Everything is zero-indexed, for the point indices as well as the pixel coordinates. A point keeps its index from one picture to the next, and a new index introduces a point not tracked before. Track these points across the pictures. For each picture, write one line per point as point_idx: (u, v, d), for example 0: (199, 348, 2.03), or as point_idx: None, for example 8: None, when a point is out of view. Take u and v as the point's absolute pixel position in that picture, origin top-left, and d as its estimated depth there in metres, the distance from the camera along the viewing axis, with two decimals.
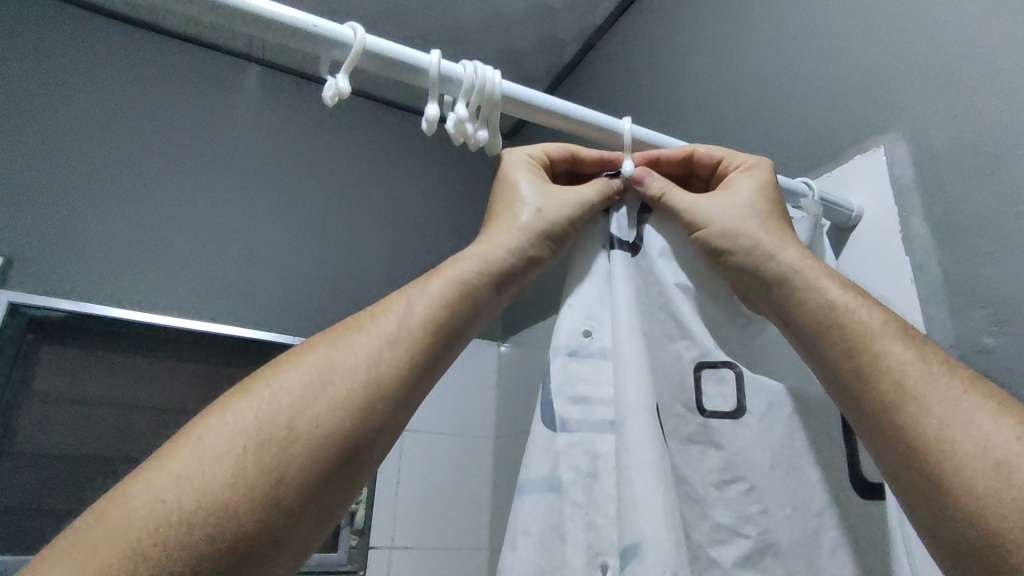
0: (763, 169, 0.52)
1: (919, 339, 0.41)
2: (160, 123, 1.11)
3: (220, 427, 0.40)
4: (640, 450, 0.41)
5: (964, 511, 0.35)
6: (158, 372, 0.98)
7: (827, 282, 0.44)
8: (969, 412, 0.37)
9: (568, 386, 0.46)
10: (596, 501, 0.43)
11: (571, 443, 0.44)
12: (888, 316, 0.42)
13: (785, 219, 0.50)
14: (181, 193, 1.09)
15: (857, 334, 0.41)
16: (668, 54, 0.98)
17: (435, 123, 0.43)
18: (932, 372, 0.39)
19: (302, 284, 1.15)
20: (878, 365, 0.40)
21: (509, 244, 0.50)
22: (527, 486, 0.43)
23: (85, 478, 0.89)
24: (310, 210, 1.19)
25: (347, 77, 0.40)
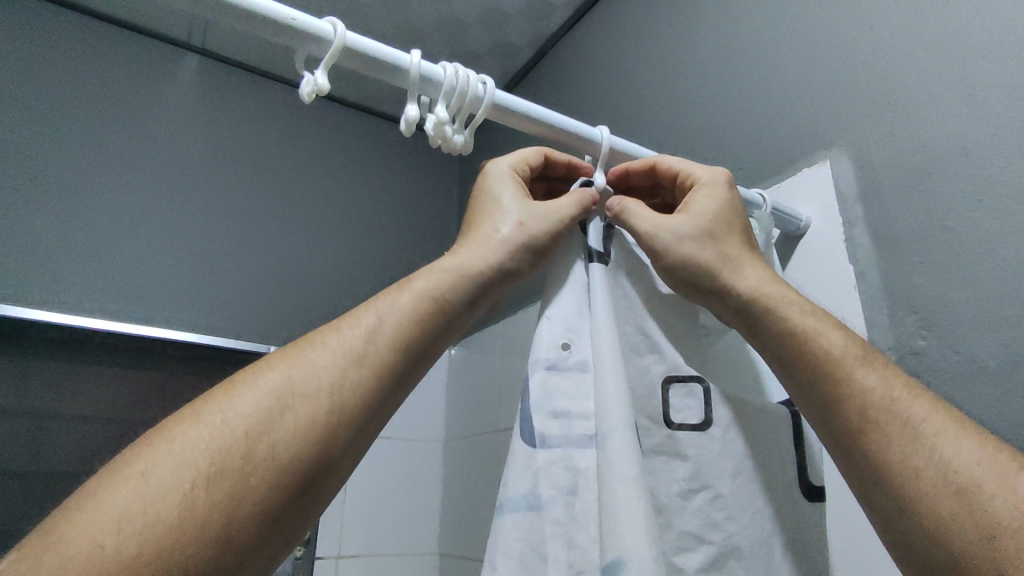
0: (721, 182, 0.51)
1: (878, 362, 0.42)
2: (85, 111, 1.03)
3: (170, 458, 0.37)
4: (623, 467, 0.39)
5: (929, 536, 0.36)
6: (80, 377, 0.91)
7: (787, 308, 0.45)
8: (932, 437, 0.38)
9: (548, 400, 0.42)
10: (577, 519, 0.39)
11: (551, 460, 0.41)
12: (847, 341, 0.43)
13: (744, 236, 0.50)
14: (108, 186, 1.02)
15: (822, 362, 0.42)
16: (620, 64, 1.00)
17: (414, 123, 0.42)
18: (894, 398, 0.40)
19: (244, 284, 1.10)
20: (842, 391, 0.41)
21: (487, 259, 0.48)
22: (507, 505, 0.39)
23: None
24: (252, 208, 1.15)
25: (325, 73, 0.39)
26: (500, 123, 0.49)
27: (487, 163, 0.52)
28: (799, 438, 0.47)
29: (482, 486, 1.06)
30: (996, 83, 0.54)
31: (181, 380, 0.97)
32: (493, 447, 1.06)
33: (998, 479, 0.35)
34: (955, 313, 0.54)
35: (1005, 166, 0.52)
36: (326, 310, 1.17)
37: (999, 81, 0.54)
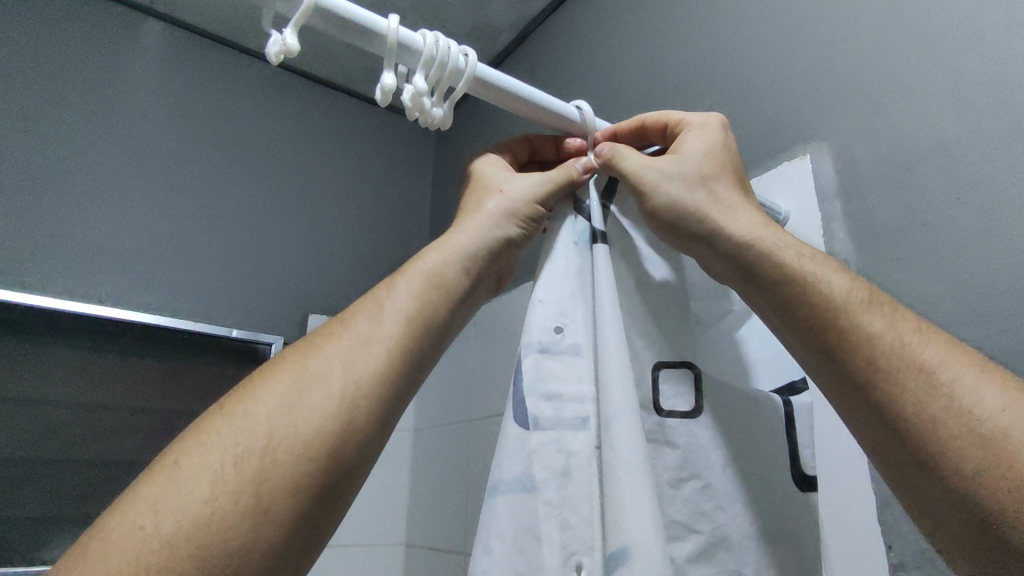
0: (713, 125, 0.49)
1: (885, 303, 0.40)
2: (35, 76, 0.97)
3: (196, 446, 0.35)
4: (627, 450, 0.37)
5: (951, 481, 0.34)
6: (34, 359, 0.85)
7: (787, 251, 0.43)
8: (952, 381, 0.36)
9: (540, 382, 0.41)
10: (570, 501, 0.38)
11: (544, 442, 0.39)
12: (852, 284, 0.41)
13: (742, 181, 0.48)
14: (62, 157, 0.96)
15: (827, 309, 0.40)
16: (601, 51, 0.99)
17: (390, 93, 0.40)
18: (905, 342, 0.38)
19: (207, 265, 1.05)
20: (851, 338, 0.39)
21: (490, 226, 0.47)
22: (499, 487, 0.38)
23: None
24: (217, 187, 1.09)
25: (295, 34, 0.36)
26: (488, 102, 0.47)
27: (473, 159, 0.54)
28: (790, 427, 0.47)
29: (452, 476, 1.04)
30: (975, 81, 0.55)
31: (147, 366, 0.93)
32: (464, 437, 1.04)
33: None
34: (932, 308, 0.54)
35: (990, 163, 0.53)
36: (294, 295, 1.13)
37: (983, 77, 0.54)
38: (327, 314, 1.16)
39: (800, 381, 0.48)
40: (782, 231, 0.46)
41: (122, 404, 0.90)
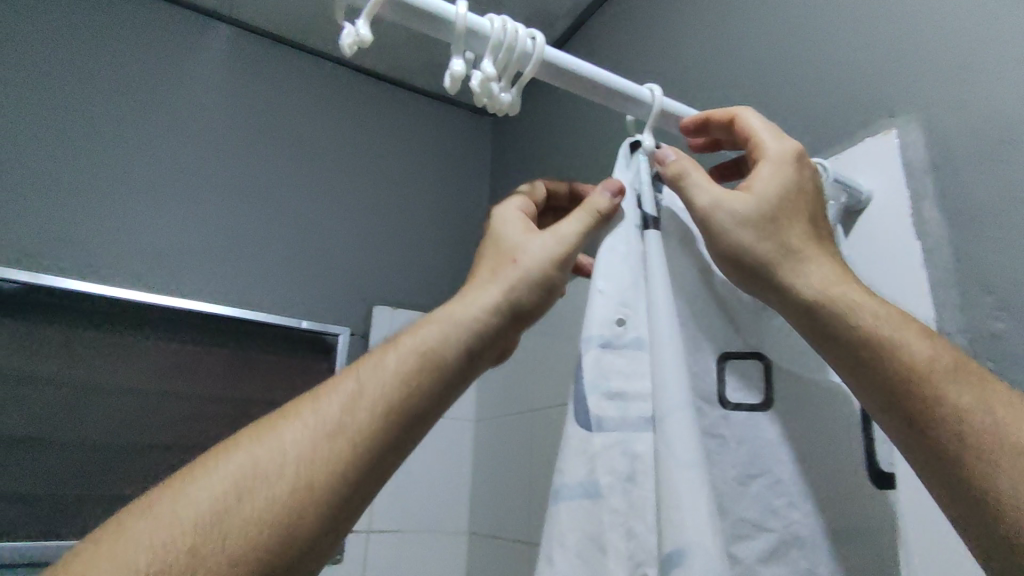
0: (792, 155, 0.45)
1: (976, 374, 0.36)
2: (119, 84, 1.04)
3: (108, 549, 0.32)
4: (682, 449, 0.36)
5: None
6: (119, 348, 0.93)
7: (862, 309, 0.40)
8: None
9: (602, 380, 0.39)
10: (636, 507, 0.36)
11: (609, 445, 0.37)
12: (937, 350, 0.37)
13: (815, 221, 0.44)
14: (144, 159, 1.04)
15: (908, 375, 0.37)
16: (664, 33, 0.96)
17: (459, 79, 0.39)
18: (1002, 418, 0.35)
19: (277, 260, 1.10)
20: (939, 410, 0.36)
21: (489, 302, 0.43)
22: (562, 492, 0.36)
23: (26, 463, 0.84)
24: (284, 184, 1.14)
25: (366, 24, 0.36)
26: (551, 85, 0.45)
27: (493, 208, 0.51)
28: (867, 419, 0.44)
29: (513, 466, 1.05)
30: None
31: (217, 355, 0.99)
32: (524, 428, 1.04)
33: None
34: None
35: None
36: (358, 288, 1.17)
37: None
38: (389, 306, 1.18)
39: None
40: (854, 283, 0.42)
41: (196, 391, 0.96)
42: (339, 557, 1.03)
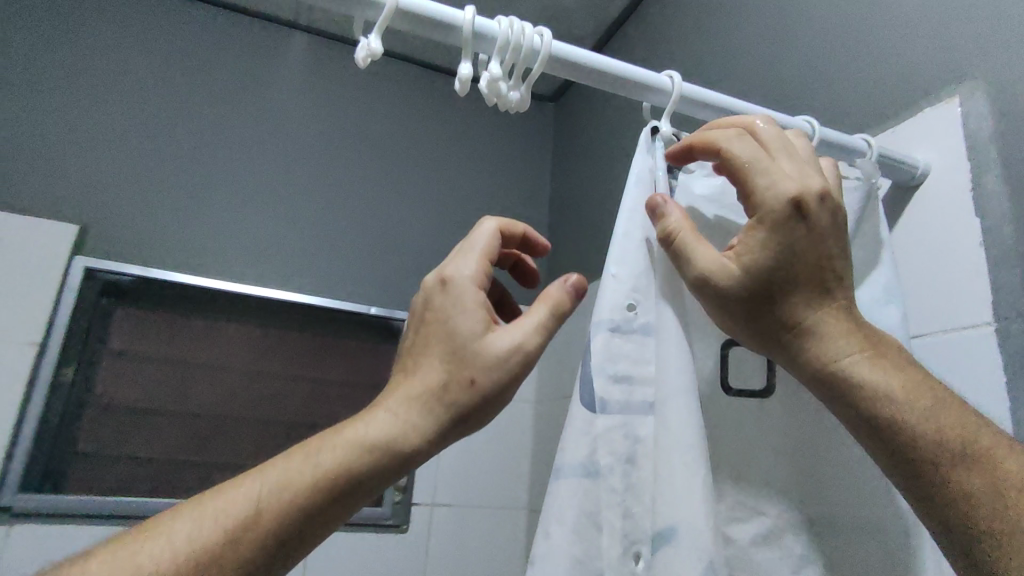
0: (785, 210, 0.37)
1: (987, 457, 0.34)
2: (212, 94, 1.17)
3: None
4: (682, 433, 0.37)
5: None
6: (218, 333, 1.08)
7: (879, 387, 0.37)
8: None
9: (609, 364, 0.40)
10: (634, 488, 0.38)
11: (611, 426, 0.39)
12: (946, 429, 0.35)
13: (831, 277, 0.38)
14: (234, 161, 1.16)
15: (928, 454, 0.35)
16: (717, 11, 0.94)
17: (468, 82, 0.41)
18: (1012, 506, 0.33)
19: (348, 250, 1.20)
20: (949, 493, 0.34)
21: (426, 430, 0.38)
22: (563, 470, 0.38)
23: (144, 430, 1.00)
24: (356, 178, 1.23)
25: (378, 38, 0.39)
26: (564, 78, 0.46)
27: (450, 275, 0.41)
28: None
29: None
30: None
31: (296, 338, 1.12)
32: None
33: None
34: None
35: None
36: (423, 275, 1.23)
37: None
38: None
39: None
40: (872, 345, 0.38)
41: (279, 370, 1.10)
42: (405, 526, 1.10)
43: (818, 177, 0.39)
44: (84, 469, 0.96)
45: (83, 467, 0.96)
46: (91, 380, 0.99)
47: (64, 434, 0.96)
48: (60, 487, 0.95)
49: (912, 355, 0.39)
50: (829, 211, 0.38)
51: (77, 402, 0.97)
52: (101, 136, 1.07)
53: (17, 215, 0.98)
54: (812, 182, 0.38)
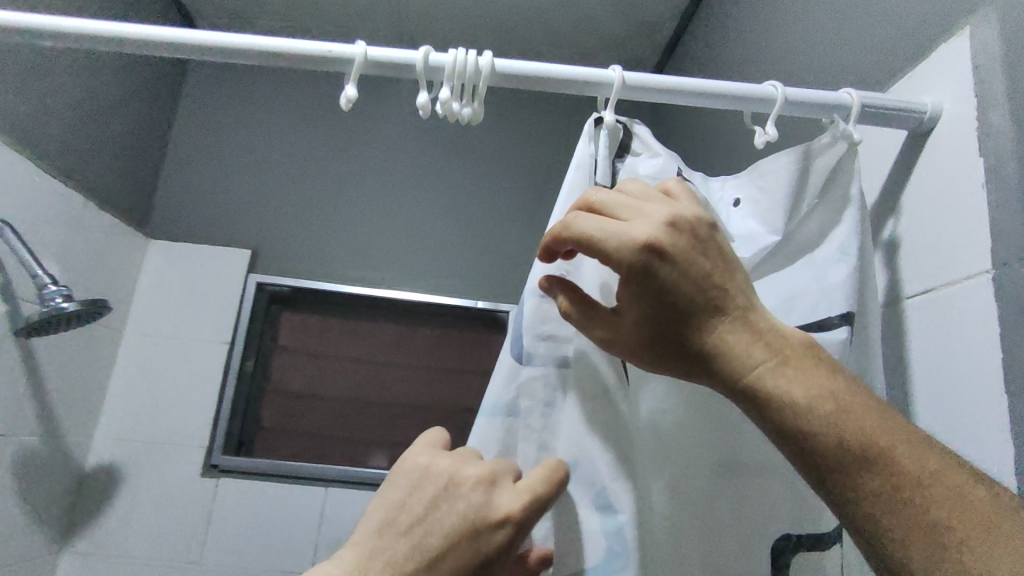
0: (638, 262, 0.37)
1: (894, 460, 0.31)
2: (342, 132, 1.42)
3: None
4: (594, 383, 0.45)
5: None
6: (357, 329, 1.32)
7: (781, 398, 0.34)
8: (976, 561, 0.28)
9: (538, 324, 0.46)
10: (552, 428, 0.45)
11: (533, 376, 0.45)
12: (853, 432, 0.32)
13: (717, 298, 0.37)
14: (360, 185, 1.39)
15: (831, 465, 0.32)
16: None
17: (425, 108, 0.51)
18: (919, 511, 0.29)
19: (456, 250, 1.36)
20: (853, 505, 0.31)
21: None
22: (488, 409, 0.45)
23: (304, 408, 1.27)
24: (464, 188, 1.41)
25: (354, 86, 0.51)
26: (519, 89, 0.54)
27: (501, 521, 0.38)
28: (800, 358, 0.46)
29: None
30: None
31: (417, 331, 1.33)
32: None
33: None
34: None
35: None
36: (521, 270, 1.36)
37: None
38: None
39: (834, 317, 0.46)
40: (777, 353, 0.35)
41: (407, 362, 1.31)
42: None
43: (665, 213, 0.38)
44: (265, 439, 1.24)
45: (264, 437, 1.24)
46: (267, 370, 1.28)
47: (251, 410, 1.26)
48: (249, 451, 1.23)
49: (828, 355, 0.36)
50: (683, 248, 0.37)
51: (258, 386, 1.27)
52: (263, 179, 1.37)
53: (216, 245, 1.31)
54: (658, 222, 0.38)
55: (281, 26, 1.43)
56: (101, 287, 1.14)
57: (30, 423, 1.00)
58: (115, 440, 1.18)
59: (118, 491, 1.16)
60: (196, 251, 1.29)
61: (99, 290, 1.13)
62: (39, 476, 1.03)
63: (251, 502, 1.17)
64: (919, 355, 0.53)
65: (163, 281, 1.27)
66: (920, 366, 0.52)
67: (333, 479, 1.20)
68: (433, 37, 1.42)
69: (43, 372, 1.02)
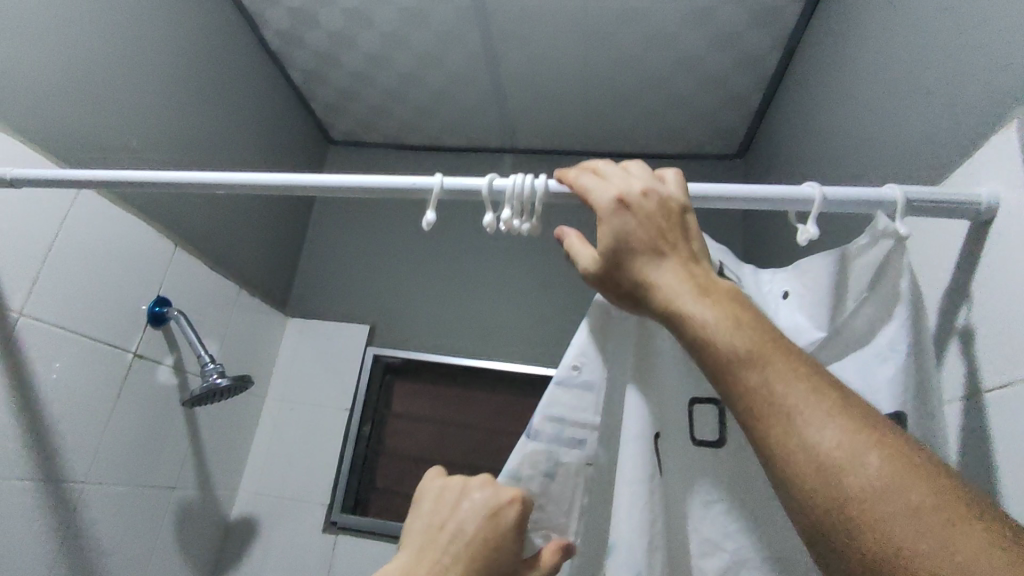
0: (609, 206, 0.50)
1: (768, 359, 0.38)
2: (449, 219, 1.59)
3: None
4: (628, 468, 0.49)
5: (801, 511, 0.34)
6: (461, 397, 1.42)
7: (688, 313, 0.43)
8: (814, 426, 0.35)
9: (550, 407, 0.52)
10: (548, 494, 0.51)
11: (536, 449, 0.51)
12: (748, 338, 0.39)
13: (665, 244, 0.47)
14: (465, 265, 1.53)
15: (717, 361, 0.40)
16: (845, 63, 0.96)
17: (491, 225, 0.59)
18: (779, 392, 0.37)
19: (553, 323, 1.44)
20: (732, 390, 0.39)
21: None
22: (503, 472, 0.52)
23: (413, 471, 1.37)
24: (558, 262, 1.50)
25: (433, 211, 0.61)
26: None
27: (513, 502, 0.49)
28: None
29: None
30: None
31: (517, 401, 1.40)
32: None
33: (859, 459, 0.33)
34: None
35: None
36: None
37: None
38: None
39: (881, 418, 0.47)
40: (703, 285, 0.44)
41: (507, 429, 1.37)
42: None
43: (643, 186, 0.50)
44: (377, 500, 1.36)
45: (377, 498, 1.36)
46: (382, 434, 1.41)
47: (365, 472, 1.38)
48: (364, 510, 1.35)
49: (734, 288, 0.44)
50: (645, 201, 0.49)
51: (373, 450, 1.40)
52: (382, 264, 1.56)
53: (340, 322, 1.49)
54: (632, 188, 0.50)
55: (400, 132, 1.66)
56: (249, 361, 1.35)
57: (190, 477, 1.19)
58: (253, 495, 1.36)
59: (255, 541, 1.32)
60: (325, 327, 1.48)
61: (247, 363, 1.35)
62: (194, 523, 1.21)
63: (363, 558, 1.28)
64: (1006, 452, 0.50)
65: (298, 353, 1.47)
66: (1005, 464, 0.50)
67: None
68: (527, 128, 1.56)
69: (202, 432, 1.22)
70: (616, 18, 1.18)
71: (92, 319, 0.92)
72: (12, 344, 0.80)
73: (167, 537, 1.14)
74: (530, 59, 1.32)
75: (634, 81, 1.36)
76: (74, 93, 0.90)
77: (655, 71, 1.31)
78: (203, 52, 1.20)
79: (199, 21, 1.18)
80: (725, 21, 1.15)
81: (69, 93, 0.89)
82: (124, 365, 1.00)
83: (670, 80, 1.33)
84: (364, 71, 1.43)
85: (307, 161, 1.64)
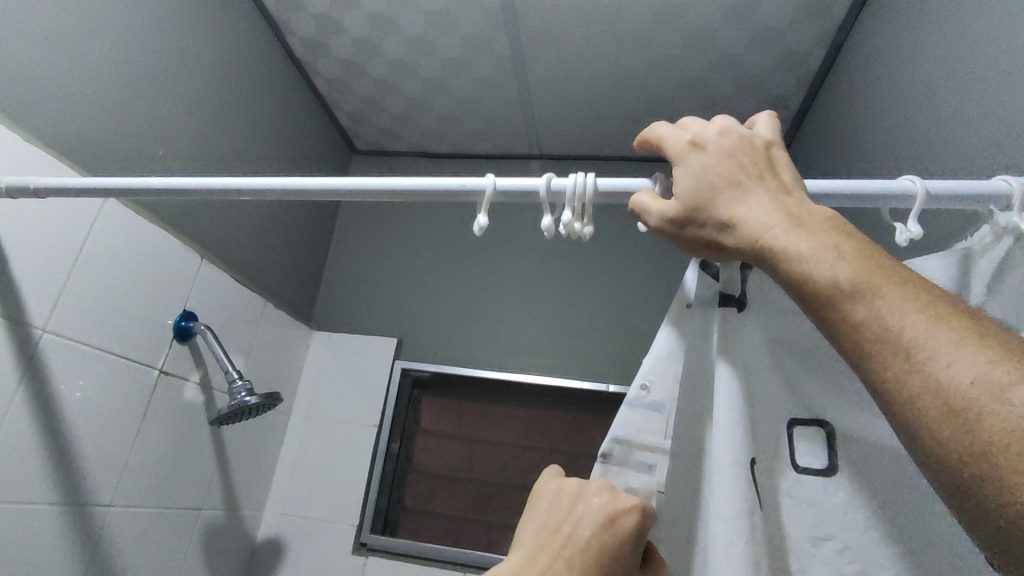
0: (683, 149, 0.47)
1: (880, 289, 0.37)
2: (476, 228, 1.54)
3: None
4: (724, 505, 0.47)
5: (933, 447, 0.32)
6: (493, 412, 1.37)
7: (786, 249, 0.41)
8: (943, 356, 0.33)
9: (618, 429, 0.51)
10: None
11: (604, 473, 0.50)
12: (855, 274, 0.38)
13: (750, 181, 0.45)
14: (495, 275, 1.48)
15: (826, 298, 0.38)
16: (909, 55, 0.90)
17: (550, 229, 0.54)
18: (897, 325, 0.35)
19: (586, 334, 1.38)
20: (845, 327, 0.37)
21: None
22: None
23: (444, 490, 1.32)
24: (593, 271, 1.45)
25: (485, 215, 0.56)
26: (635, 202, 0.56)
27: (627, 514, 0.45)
28: None
29: None
30: None
31: (552, 416, 1.34)
32: None
33: (999, 386, 0.31)
34: None
35: None
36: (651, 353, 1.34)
37: None
38: None
39: None
40: (796, 219, 0.42)
41: (542, 445, 1.32)
42: None
43: (720, 125, 0.48)
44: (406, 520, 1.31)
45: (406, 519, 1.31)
46: (410, 452, 1.37)
47: (394, 491, 1.33)
48: (394, 531, 1.30)
49: (838, 219, 0.42)
50: (723, 140, 0.47)
51: (401, 469, 1.35)
52: (408, 275, 1.52)
53: (367, 334, 1.45)
54: (708, 129, 0.48)
55: (423, 139, 1.62)
56: (275, 377, 1.31)
57: (217, 497, 1.15)
58: (280, 514, 1.31)
59: (282, 563, 1.27)
60: (351, 341, 1.44)
61: (274, 378, 1.31)
62: (221, 544, 1.17)
63: None
64: None
65: (324, 366, 1.43)
66: None
67: (470, 564, 1.21)
68: (557, 134, 1.52)
69: (228, 449, 1.17)
70: (653, 17, 1.14)
71: (116, 335, 0.88)
72: (37, 362, 0.76)
73: (194, 560, 1.09)
74: (562, 62, 1.28)
75: (669, 83, 1.31)
76: (98, 102, 0.86)
77: (691, 72, 1.26)
78: (227, 61, 1.17)
79: (222, 30, 1.15)
80: (769, 17, 1.10)
81: (93, 102, 0.86)
82: (151, 382, 0.96)
83: (708, 82, 1.28)
84: (389, 77, 1.39)
85: (332, 171, 1.61)
